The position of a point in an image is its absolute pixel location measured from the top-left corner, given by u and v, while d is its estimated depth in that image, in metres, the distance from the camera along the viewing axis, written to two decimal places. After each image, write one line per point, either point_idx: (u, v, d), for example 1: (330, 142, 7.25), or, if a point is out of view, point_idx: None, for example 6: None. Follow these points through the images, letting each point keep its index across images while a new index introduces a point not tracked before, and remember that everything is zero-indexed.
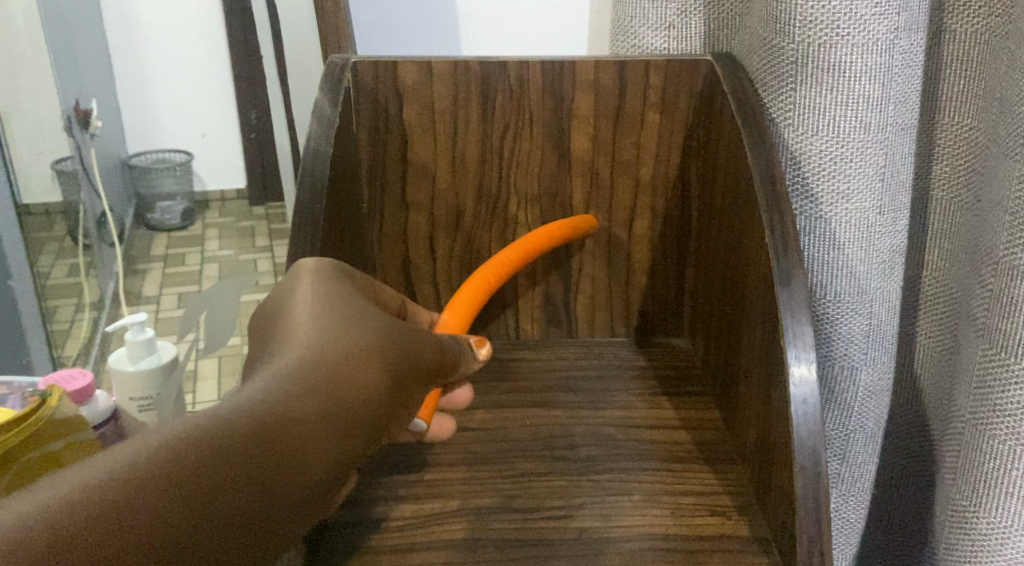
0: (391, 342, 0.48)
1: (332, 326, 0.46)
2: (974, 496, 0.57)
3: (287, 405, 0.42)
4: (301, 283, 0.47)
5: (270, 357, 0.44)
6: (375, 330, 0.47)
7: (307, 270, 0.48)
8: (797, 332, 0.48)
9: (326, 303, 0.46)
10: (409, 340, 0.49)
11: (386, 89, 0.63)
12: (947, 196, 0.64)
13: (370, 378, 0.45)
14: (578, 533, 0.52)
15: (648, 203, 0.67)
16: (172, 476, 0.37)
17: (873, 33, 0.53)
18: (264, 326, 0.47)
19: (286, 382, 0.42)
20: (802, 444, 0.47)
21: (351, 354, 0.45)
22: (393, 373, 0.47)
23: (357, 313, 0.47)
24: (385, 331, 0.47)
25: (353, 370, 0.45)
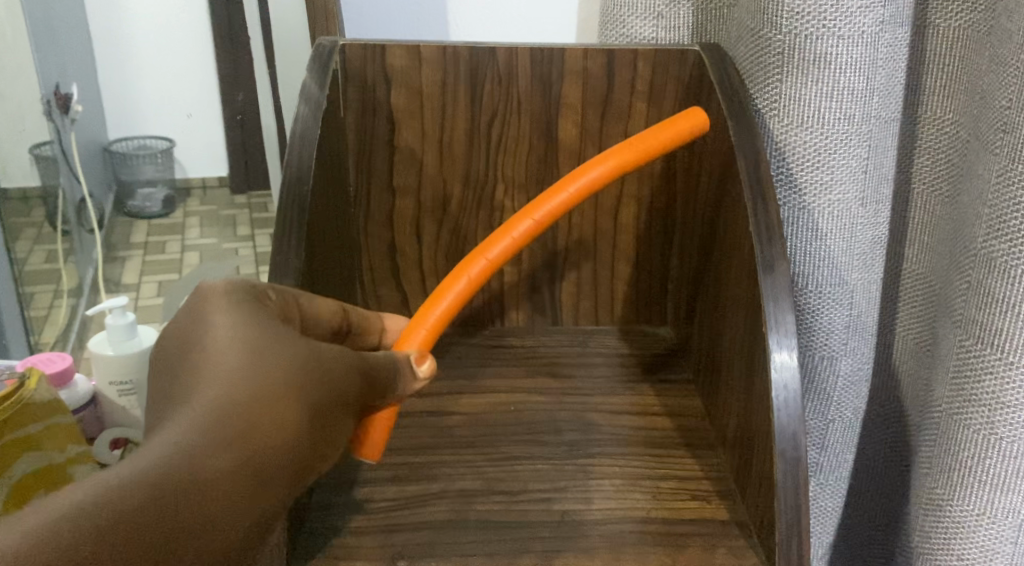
0: (318, 370, 0.41)
1: (238, 347, 0.39)
2: (949, 485, 0.58)
3: (194, 452, 0.36)
4: (205, 305, 0.41)
5: (169, 399, 0.38)
6: (277, 341, 0.40)
7: (221, 292, 0.41)
8: (780, 318, 0.48)
9: (232, 317, 0.40)
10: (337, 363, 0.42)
11: (374, 74, 0.63)
12: (927, 190, 0.65)
13: (286, 408, 0.39)
14: (560, 516, 0.53)
15: (633, 192, 0.67)
16: (99, 532, 0.33)
17: (859, 26, 0.53)
18: (163, 356, 0.40)
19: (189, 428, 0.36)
20: (782, 429, 0.48)
21: (270, 392, 0.38)
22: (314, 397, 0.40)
23: (268, 331, 0.40)
24: (298, 348, 0.40)
25: (262, 401, 0.38)
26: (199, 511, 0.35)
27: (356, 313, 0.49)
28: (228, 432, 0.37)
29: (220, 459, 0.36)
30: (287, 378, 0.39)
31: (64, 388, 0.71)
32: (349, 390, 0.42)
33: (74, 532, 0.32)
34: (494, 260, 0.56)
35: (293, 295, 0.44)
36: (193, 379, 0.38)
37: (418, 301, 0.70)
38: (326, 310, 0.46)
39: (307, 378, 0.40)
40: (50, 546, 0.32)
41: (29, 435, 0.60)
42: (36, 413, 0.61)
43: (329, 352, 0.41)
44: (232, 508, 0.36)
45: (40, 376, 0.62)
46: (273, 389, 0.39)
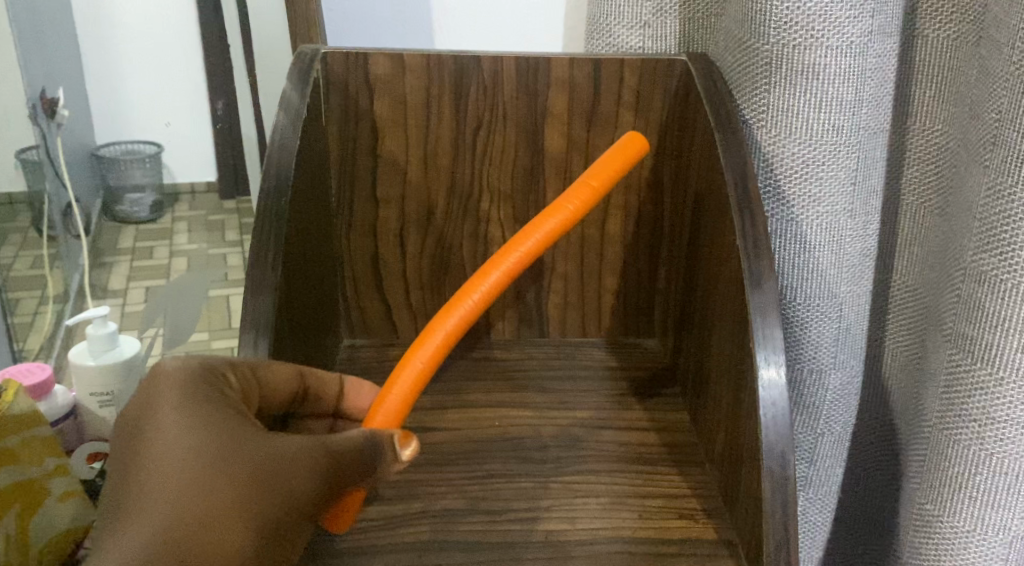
0: (273, 467, 0.42)
1: (187, 446, 0.41)
2: (938, 500, 0.57)
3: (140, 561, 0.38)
4: (155, 398, 0.43)
5: (119, 501, 0.40)
6: (227, 441, 0.42)
7: (176, 381, 0.44)
8: (767, 334, 0.47)
9: (183, 413, 0.42)
10: (294, 453, 0.43)
11: (357, 82, 0.62)
12: (917, 202, 0.64)
13: (237, 507, 0.41)
14: (545, 536, 0.52)
15: (621, 204, 0.66)
16: None
17: (847, 37, 0.53)
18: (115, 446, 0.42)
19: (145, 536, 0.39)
20: (771, 448, 0.47)
21: (222, 494, 0.41)
22: (271, 497, 0.42)
23: (217, 429, 0.42)
24: (251, 447, 0.42)
25: (216, 503, 0.40)
26: None
27: (312, 375, 0.49)
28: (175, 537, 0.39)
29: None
30: (241, 479, 0.41)
31: (45, 400, 0.69)
32: (308, 482, 0.43)
33: None
34: (466, 313, 0.54)
35: (246, 367, 0.45)
36: (146, 477, 0.41)
37: (402, 313, 0.69)
38: (281, 380, 0.47)
39: (261, 478, 0.42)
40: None
41: (6, 448, 0.59)
42: (13, 425, 0.59)
43: (285, 448, 0.43)
44: None
45: (17, 387, 0.60)
46: (228, 494, 0.41)
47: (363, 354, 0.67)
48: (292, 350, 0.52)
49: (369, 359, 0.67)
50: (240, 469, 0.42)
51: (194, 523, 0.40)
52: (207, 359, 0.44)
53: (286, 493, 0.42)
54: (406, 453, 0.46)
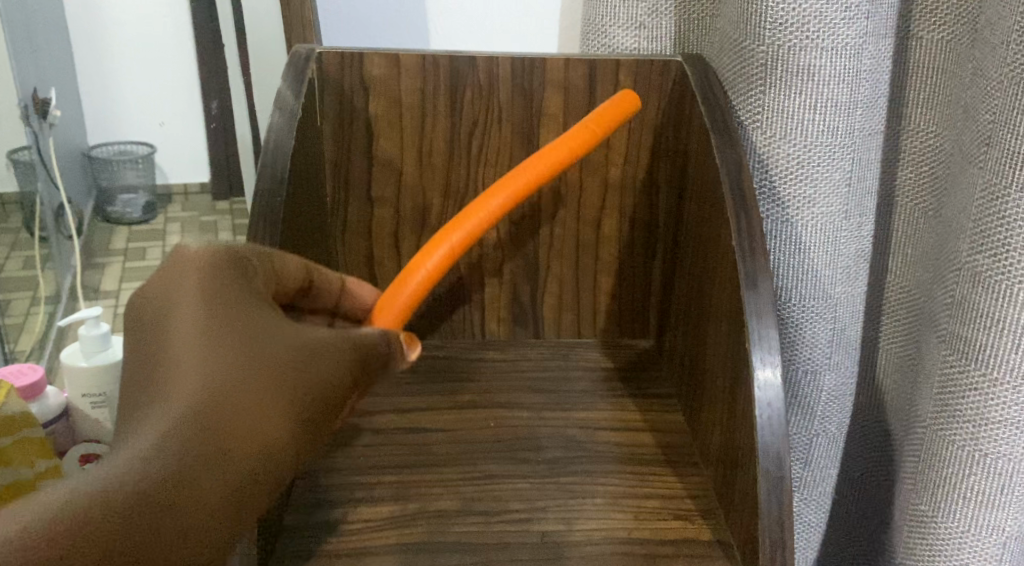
0: (305, 355, 0.43)
1: (210, 330, 0.41)
2: (933, 501, 0.57)
3: (180, 433, 0.37)
4: (180, 286, 0.43)
5: (148, 382, 0.40)
6: (257, 327, 0.42)
7: (201, 269, 0.43)
8: (763, 335, 0.47)
9: (204, 302, 0.42)
10: (319, 345, 0.43)
11: (352, 82, 0.62)
12: (911, 203, 0.64)
13: (273, 387, 0.40)
14: (539, 537, 0.52)
15: (616, 204, 0.66)
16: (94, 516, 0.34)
17: (842, 37, 0.53)
18: (137, 338, 0.42)
19: (171, 414, 0.38)
20: (766, 449, 0.47)
21: (257, 373, 0.40)
22: (300, 383, 0.42)
23: (241, 317, 0.42)
24: (277, 336, 0.42)
25: (245, 387, 0.40)
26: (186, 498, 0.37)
27: (319, 273, 0.50)
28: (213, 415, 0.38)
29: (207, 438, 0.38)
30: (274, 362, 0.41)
31: (35, 402, 0.69)
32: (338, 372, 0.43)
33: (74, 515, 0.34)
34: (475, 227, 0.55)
35: (263, 255, 0.46)
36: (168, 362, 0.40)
37: None
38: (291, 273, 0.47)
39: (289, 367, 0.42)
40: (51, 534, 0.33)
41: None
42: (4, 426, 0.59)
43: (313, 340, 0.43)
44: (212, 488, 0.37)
45: (9, 388, 0.61)
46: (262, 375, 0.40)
47: None
48: None
49: None
50: (265, 355, 0.41)
51: (219, 405, 0.39)
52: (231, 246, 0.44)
53: (314, 386, 0.42)
54: (411, 354, 0.49)
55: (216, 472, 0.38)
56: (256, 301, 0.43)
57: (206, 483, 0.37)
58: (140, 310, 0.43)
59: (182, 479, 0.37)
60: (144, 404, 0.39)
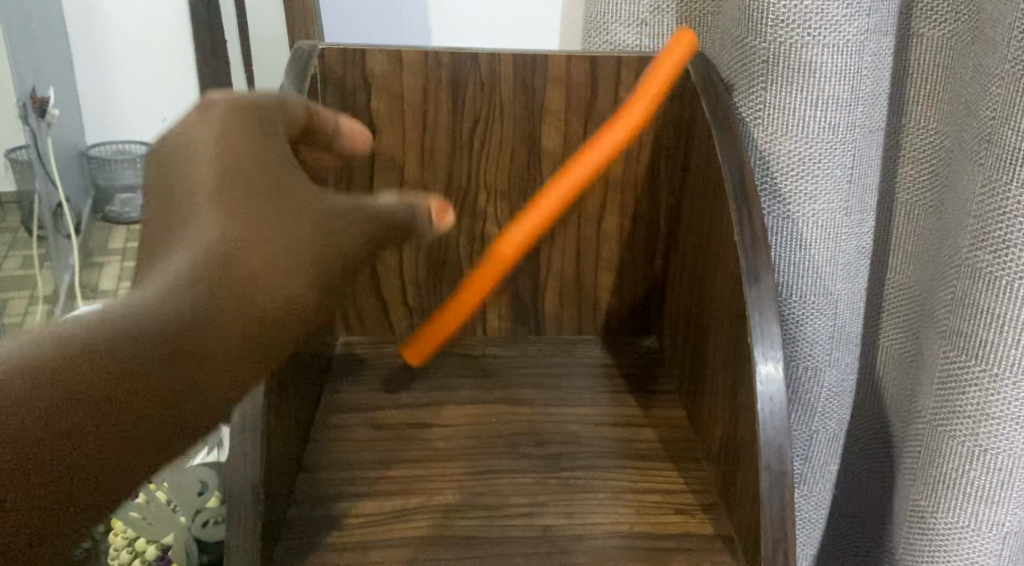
0: (340, 212, 0.40)
1: (235, 169, 0.38)
2: (933, 496, 0.57)
3: (204, 273, 0.36)
4: (203, 124, 0.40)
5: (171, 218, 0.38)
6: (285, 174, 0.39)
7: (221, 108, 0.41)
8: (765, 329, 0.47)
9: (228, 142, 0.39)
10: (346, 209, 0.40)
11: (355, 78, 0.62)
12: (911, 200, 0.65)
13: (303, 242, 0.38)
14: (541, 531, 0.52)
15: (617, 201, 0.66)
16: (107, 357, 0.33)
17: (844, 34, 0.53)
18: (158, 170, 0.40)
19: (194, 258, 0.36)
20: (768, 443, 0.47)
21: (290, 226, 0.38)
22: (337, 240, 0.39)
23: (268, 162, 0.39)
24: (308, 191, 0.40)
25: (271, 240, 0.37)
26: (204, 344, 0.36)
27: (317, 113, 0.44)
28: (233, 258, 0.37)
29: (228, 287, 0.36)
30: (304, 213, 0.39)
31: None
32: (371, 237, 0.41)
33: (88, 345, 0.33)
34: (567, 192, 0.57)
35: (279, 106, 0.42)
36: (191, 204, 0.38)
37: (398, 309, 0.69)
38: (298, 119, 0.43)
39: (321, 227, 0.39)
40: (70, 366, 0.32)
41: None
42: None
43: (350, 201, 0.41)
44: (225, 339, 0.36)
45: None
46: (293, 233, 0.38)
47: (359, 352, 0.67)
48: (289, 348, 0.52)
49: (365, 356, 0.67)
50: (303, 205, 0.39)
51: (244, 252, 0.37)
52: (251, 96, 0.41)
53: (349, 243, 0.40)
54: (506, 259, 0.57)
55: (233, 324, 0.36)
56: (281, 148, 0.40)
57: (218, 335, 0.36)
58: (164, 156, 0.40)
59: (193, 329, 0.35)
60: (167, 248, 0.37)
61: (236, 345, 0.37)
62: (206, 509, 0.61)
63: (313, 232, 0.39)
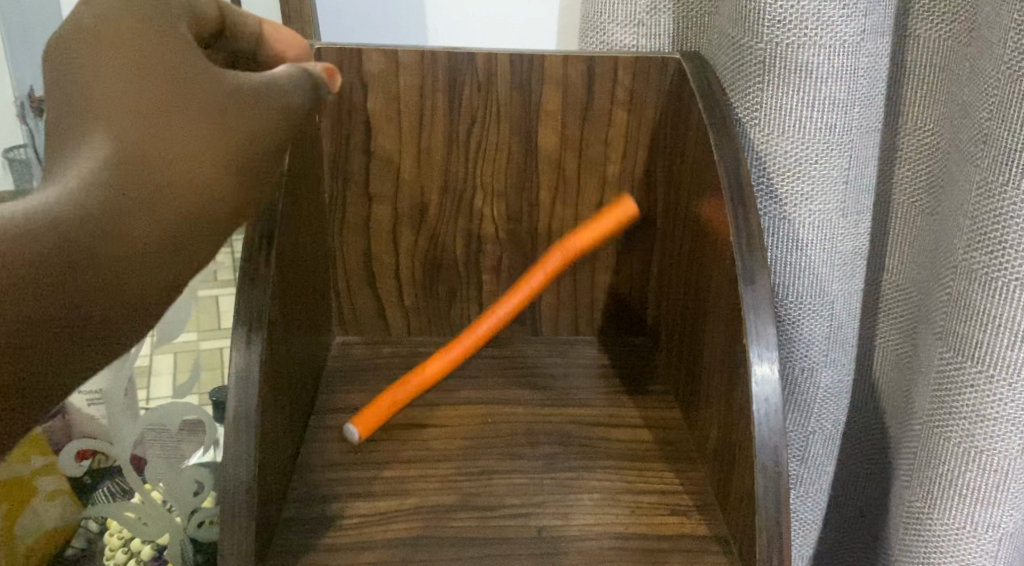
0: (242, 115, 0.41)
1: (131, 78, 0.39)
2: (929, 498, 0.57)
3: (112, 176, 0.37)
4: (99, 26, 0.40)
5: (75, 122, 0.39)
6: (178, 73, 0.40)
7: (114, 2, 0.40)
8: (760, 329, 0.47)
9: (124, 48, 0.40)
10: (252, 90, 0.42)
11: (351, 77, 0.61)
12: (908, 201, 0.64)
13: (206, 137, 0.40)
14: (537, 532, 0.52)
15: (614, 201, 0.66)
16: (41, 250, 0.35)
17: (841, 35, 0.53)
18: (56, 74, 0.40)
19: (101, 161, 0.37)
20: (763, 444, 0.47)
21: (191, 124, 0.39)
22: (236, 137, 0.40)
23: (163, 64, 0.40)
24: (210, 74, 0.41)
25: (175, 134, 0.39)
26: (129, 234, 0.37)
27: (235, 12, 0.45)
28: (138, 161, 0.38)
29: (137, 188, 0.38)
30: (208, 115, 0.40)
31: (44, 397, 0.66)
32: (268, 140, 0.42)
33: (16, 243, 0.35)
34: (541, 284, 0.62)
35: (184, 3, 0.42)
36: (94, 103, 0.39)
37: (394, 309, 0.69)
38: (207, 20, 0.43)
39: (221, 110, 0.40)
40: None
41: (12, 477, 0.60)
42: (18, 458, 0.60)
43: (247, 97, 0.41)
44: (148, 229, 0.38)
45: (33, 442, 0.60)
46: (198, 137, 0.39)
47: (356, 352, 0.67)
48: (285, 347, 0.52)
49: (362, 357, 0.67)
50: (191, 64, 0.40)
51: (149, 157, 0.38)
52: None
53: (249, 142, 0.41)
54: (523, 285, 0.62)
55: (149, 213, 0.38)
56: (184, 37, 0.41)
57: (136, 221, 0.38)
58: (65, 43, 0.40)
59: (114, 212, 0.37)
60: (74, 139, 0.38)
61: (158, 234, 0.38)
62: (206, 505, 0.58)
63: (212, 126, 0.40)
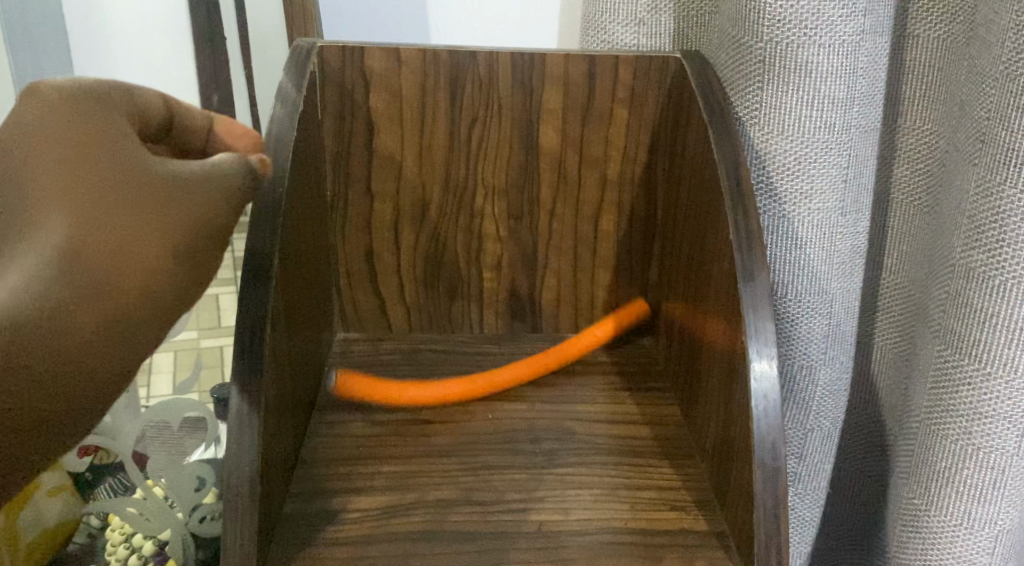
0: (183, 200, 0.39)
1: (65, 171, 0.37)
2: (926, 495, 0.58)
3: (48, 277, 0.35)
4: (33, 118, 0.38)
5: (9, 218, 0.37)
6: (114, 164, 0.38)
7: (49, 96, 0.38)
8: (759, 327, 0.48)
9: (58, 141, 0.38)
10: (196, 174, 0.40)
11: (353, 76, 0.62)
12: (907, 200, 0.65)
13: (147, 227, 0.38)
14: (537, 527, 0.52)
15: (614, 200, 0.67)
16: None
17: (840, 35, 0.53)
18: None
19: (35, 261, 0.35)
20: (762, 440, 0.47)
21: (131, 215, 0.37)
22: (179, 222, 0.39)
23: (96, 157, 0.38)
24: (148, 162, 0.39)
25: (120, 222, 0.37)
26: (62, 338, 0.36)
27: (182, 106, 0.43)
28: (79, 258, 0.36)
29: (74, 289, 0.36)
30: (148, 204, 0.38)
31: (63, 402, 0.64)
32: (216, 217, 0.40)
33: None
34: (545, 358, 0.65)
35: (124, 94, 0.40)
36: (33, 193, 0.37)
37: (395, 306, 0.69)
38: (151, 113, 0.42)
39: (164, 194, 0.39)
40: None
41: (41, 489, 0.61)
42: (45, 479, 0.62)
43: (190, 182, 0.40)
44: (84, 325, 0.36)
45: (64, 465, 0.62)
46: (139, 225, 0.38)
47: (357, 348, 0.68)
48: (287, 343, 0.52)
49: (363, 353, 0.67)
50: (128, 151, 0.39)
51: (89, 252, 0.36)
52: (85, 86, 0.39)
53: (195, 222, 0.39)
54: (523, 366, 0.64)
55: (96, 302, 0.36)
56: (121, 126, 0.39)
57: (79, 315, 0.36)
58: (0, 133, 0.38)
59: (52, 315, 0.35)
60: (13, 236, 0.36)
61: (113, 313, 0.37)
62: (207, 500, 0.58)
63: (157, 209, 0.38)
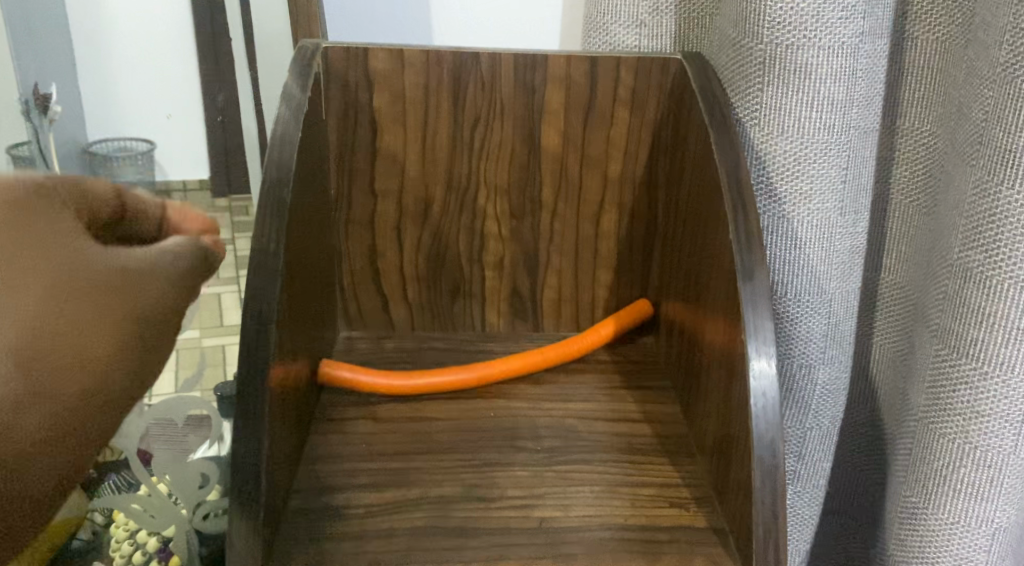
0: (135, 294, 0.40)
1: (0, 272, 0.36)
2: (924, 493, 0.58)
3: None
4: None
5: None
6: (66, 265, 0.37)
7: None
8: (758, 326, 0.48)
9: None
10: (143, 264, 0.41)
11: (357, 77, 0.62)
12: (906, 200, 0.65)
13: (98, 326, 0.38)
14: (538, 523, 0.53)
15: (615, 199, 0.67)
16: None
17: (839, 37, 0.54)
18: None
19: None
20: (761, 437, 0.48)
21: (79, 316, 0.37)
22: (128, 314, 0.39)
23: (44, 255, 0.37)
24: (97, 256, 0.39)
25: (70, 318, 0.37)
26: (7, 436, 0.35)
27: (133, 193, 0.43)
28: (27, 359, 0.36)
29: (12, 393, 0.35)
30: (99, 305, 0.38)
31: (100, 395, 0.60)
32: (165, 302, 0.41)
33: None
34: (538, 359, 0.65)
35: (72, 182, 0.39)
36: None
37: (398, 305, 0.70)
38: (102, 198, 0.40)
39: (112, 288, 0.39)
40: None
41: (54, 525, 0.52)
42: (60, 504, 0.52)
43: (141, 277, 0.40)
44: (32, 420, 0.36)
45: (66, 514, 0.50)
46: (87, 325, 0.38)
47: (360, 347, 0.68)
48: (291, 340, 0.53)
49: (366, 351, 0.68)
50: (65, 247, 0.38)
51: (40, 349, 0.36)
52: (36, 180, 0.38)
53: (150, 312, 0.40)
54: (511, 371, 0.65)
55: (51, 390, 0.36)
56: (71, 221, 0.38)
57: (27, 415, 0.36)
58: None
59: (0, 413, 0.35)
60: None
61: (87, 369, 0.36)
62: (211, 498, 0.58)
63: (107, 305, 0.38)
